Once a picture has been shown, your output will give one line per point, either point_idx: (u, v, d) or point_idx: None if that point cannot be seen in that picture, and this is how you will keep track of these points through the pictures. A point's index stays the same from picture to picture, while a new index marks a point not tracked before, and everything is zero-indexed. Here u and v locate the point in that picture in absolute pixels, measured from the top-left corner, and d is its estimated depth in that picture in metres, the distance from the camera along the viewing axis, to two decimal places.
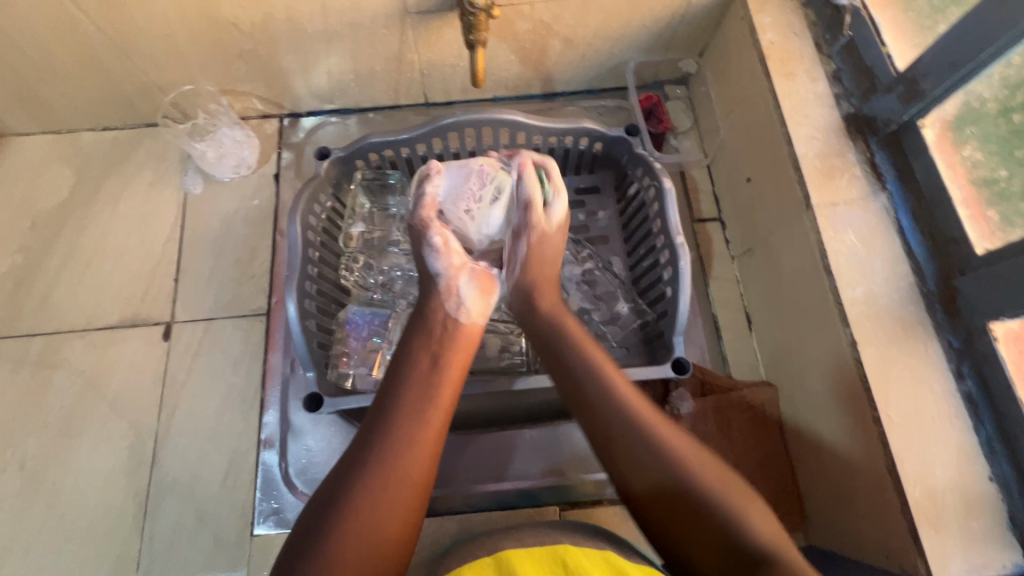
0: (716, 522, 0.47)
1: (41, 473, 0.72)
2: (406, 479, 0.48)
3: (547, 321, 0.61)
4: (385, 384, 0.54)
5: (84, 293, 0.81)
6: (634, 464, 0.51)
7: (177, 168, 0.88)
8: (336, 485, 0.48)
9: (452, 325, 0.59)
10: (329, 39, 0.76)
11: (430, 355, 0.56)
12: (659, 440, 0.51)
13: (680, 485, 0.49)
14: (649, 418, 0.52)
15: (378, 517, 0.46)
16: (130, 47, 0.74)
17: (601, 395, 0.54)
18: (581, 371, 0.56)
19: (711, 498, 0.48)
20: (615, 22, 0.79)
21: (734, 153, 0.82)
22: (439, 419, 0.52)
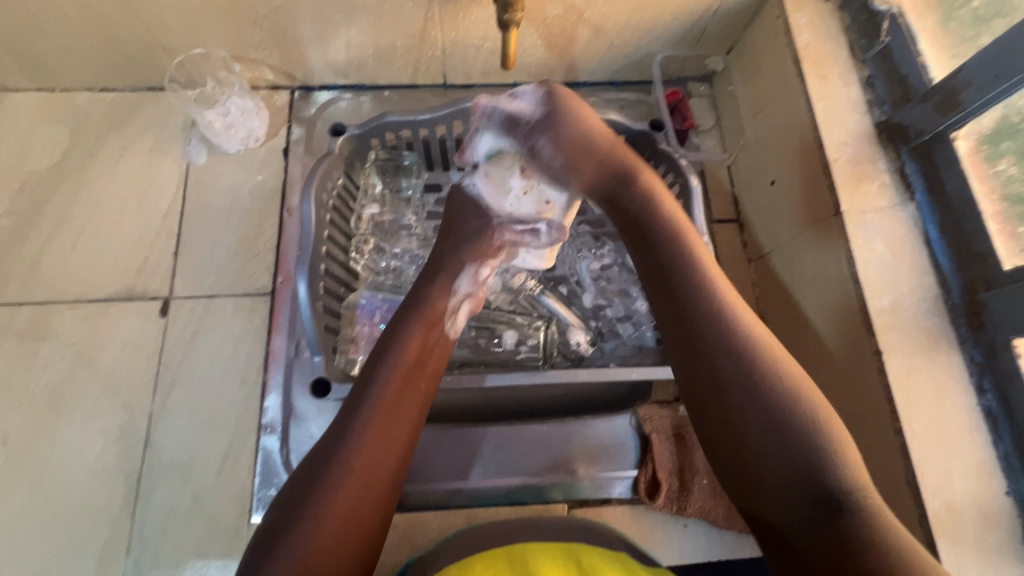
0: (779, 416, 0.44)
1: (26, 450, 0.68)
2: (361, 500, 0.48)
3: (644, 200, 0.57)
4: (352, 393, 0.53)
5: (75, 263, 0.77)
6: (708, 346, 0.47)
7: (180, 135, 0.84)
8: (311, 481, 0.48)
9: (438, 344, 0.59)
10: (351, 10, 0.73)
11: (405, 371, 0.54)
12: (767, 366, 0.46)
13: (751, 372, 0.46)
14: (740, 318, 0.48)
15: (347, 519, 0.47)
16: (139, 4, 0.70)
17: (679, 269, 0.51)
18: (682, 274, 0.51)
19: (778, 393, 0.45)
20: (648, 13, 0.77)
21: (758, 155, 0.80)
22: (412, 423, 0.53)
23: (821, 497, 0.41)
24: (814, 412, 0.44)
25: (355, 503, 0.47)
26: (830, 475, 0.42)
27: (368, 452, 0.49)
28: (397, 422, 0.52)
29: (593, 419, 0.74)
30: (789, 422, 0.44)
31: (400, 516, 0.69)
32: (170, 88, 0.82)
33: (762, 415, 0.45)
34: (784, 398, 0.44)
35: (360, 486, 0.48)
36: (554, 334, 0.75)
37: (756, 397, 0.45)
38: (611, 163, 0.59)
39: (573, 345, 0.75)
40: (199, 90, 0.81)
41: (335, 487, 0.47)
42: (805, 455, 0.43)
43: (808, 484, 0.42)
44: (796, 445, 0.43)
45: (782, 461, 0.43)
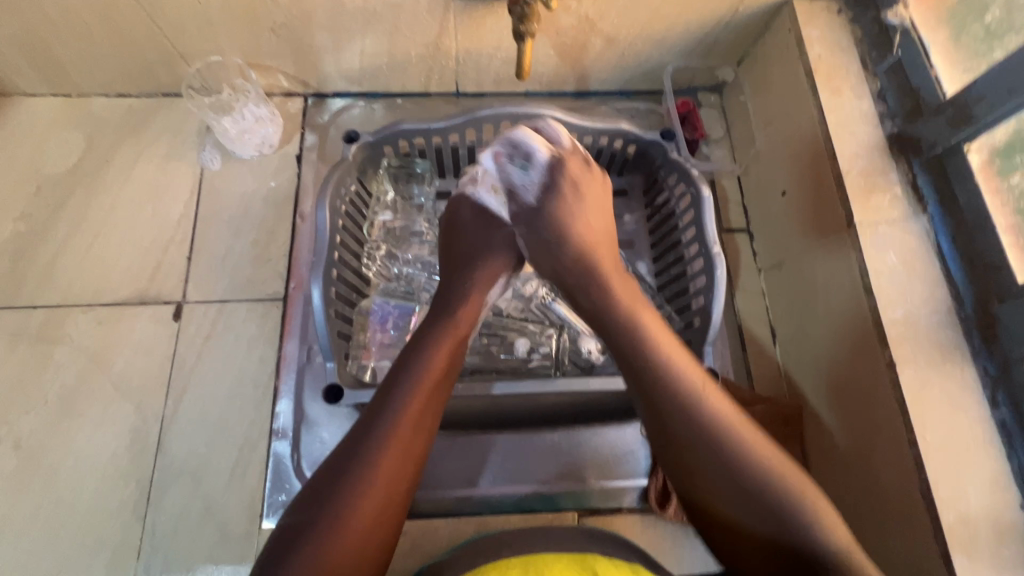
0: (751, 495, 0.48)
1: (38, 453, 0.68)
2: (381, 504, 0.48)
3: (599, 292, 0.59)
4: (378, 394, 0.53)
5: (89, 267, 0.77)
6: (679, 434, 0.51)
7: (194, 141, 0.84)
8: (335, 478, 0.48)
9: (461, 351, 0.60)
10: (367, 19, 0.74)
11: (430, 376, 0.55)
12: (727, 437, 0.50)
13: (724, 460, 0.49)
14: (703, 393, 0.52)
15: (366, 518, 0.47)
16: (158, 12, 0.70)
17: (649, 360, 0.53)
18: (629, 349, 0.55)
19: (752, 473, 0.48)
20: (660, 24, 0.78)
21: (769, 166, 0.81)
22: (429, 428, 0.54)
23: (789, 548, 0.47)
24: (776, 476, 0.48)
25: (377, 507, 0.48)
26: (808, 535, 0.47)
27: (391, 456, 0.50)
28: (420, 429, 0.53)
29: (603, 427, 0.74)
30: (760, 492, 0.48)
31: (410, 523, 0.69)
32: (186, 93, 0.83)
33: (739, 494, 0.49)
34: (744, 465, 0.49)
35: (381, 488, 0.48)
36: (565, 342, 0.76)
37: (729, 475, 0.49)
38: (564, 267, 0.62)
39: (584, 353, 0.75)
40: (214, 96, 0.82)
41: (359, 489, 0.48)
42: (773, 514, 0.47)
43: (779, 540, 0.47)
44: (770, 509, 0.47)
45: (764, 537, 0.48)
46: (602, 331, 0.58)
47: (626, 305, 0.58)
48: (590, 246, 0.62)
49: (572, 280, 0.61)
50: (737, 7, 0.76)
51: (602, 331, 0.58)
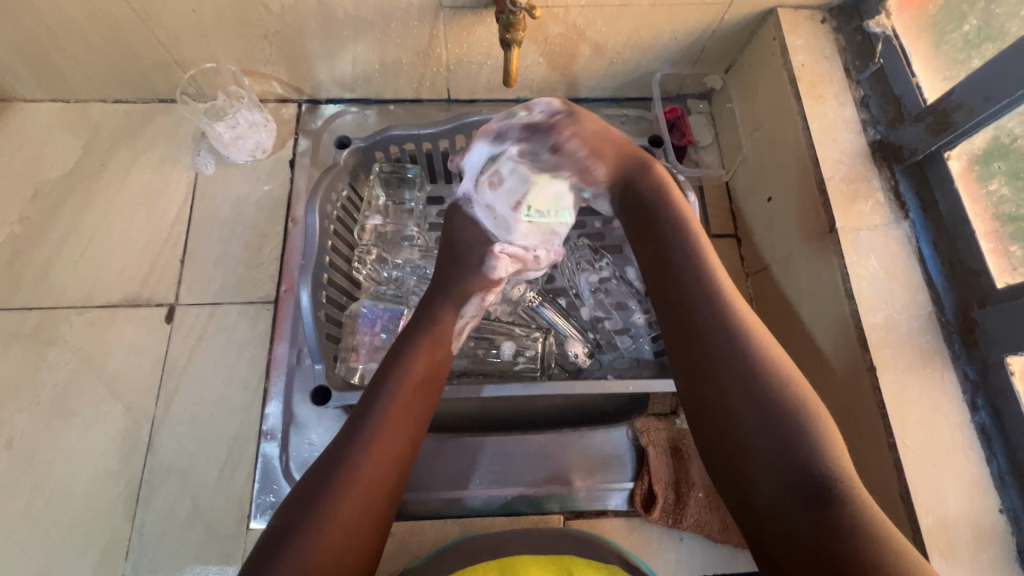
0: (786, 436, 0.46)
1: (29, 453, 0.69)
2: (367, 507, 0.49)
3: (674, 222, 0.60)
4: (361, 403, 0.54)
5: (84, 269, 0.78)
6: (723, 371, 0.50)
7: (190, 146, 0.86)
8: (318, 484, 0.49)
9: (444, 360, 0.61)
10: (359, 27, 0.75)
11: (412, 384, 0.56)
12: (783, 390, 0.48)
13: (763, 399, 0.47)
14: (771, 358, 0.49)
15: (349, 522, 0.47)
16: (154, 19, 0.72)
17: (697, 288, 0.54)
18: (698, 285, 0.55)
19: (795, 423, 0.46)
20: (647, 32, 0.79)
21: (756, 172, 0.82)
22: (413, 433, 0.54)
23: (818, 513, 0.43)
24: (811, 426, 0.46)
25: (360, 510, 0.48)
26: (840, 509, 0.43)
27: (373, 460, 0.50)
28: (404, 434, 0.53)
29: (591, 431, 0.74)
30: (800, 440, 0.46)
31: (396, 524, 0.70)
32: (178, 99, 0.84)
33: (767, 428, 0.47)
34: (788, 408, 0.47)
35: (362, 493, 0.49)
36: (553, 346, 0.76)
37: (765, 417, 0.47)
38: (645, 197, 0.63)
39: (571, 356, 0.76)
40: (209, 103, 0.84)
41: (344, 492, 0.48)
42: (806, 463, 0.45)
43: (801, 504, 0.44)
44: (790, 459, 0.45)
45: (786, 481, 0.45)
46: (657, 266, 0.58)
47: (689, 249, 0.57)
48: (662, 203, 0.62)
49: (650, 194, 0.63)
50: (723, 15, 0.77)
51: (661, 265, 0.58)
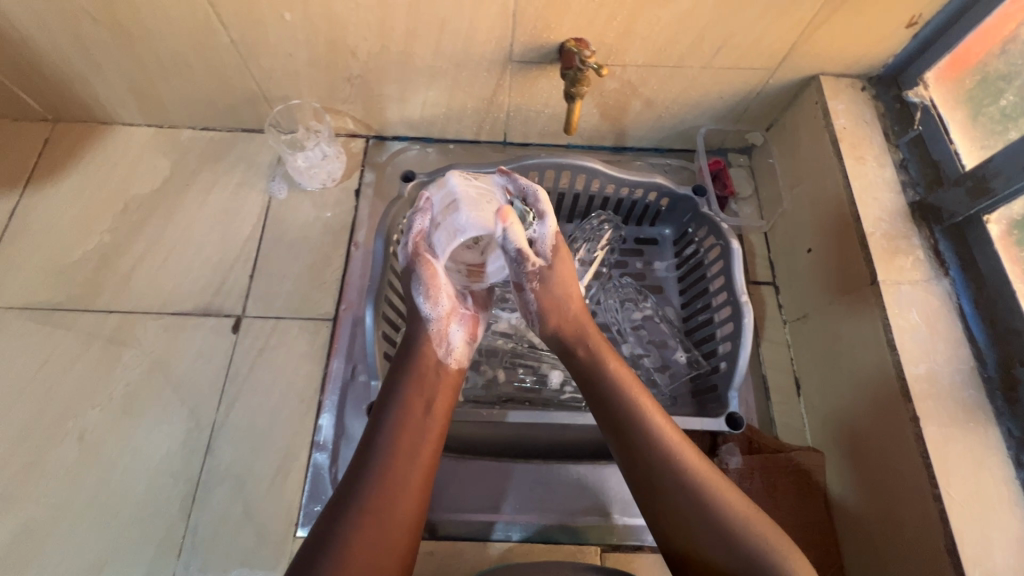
0: (731, 551, 0.54)
1: (98, 447, 0.73)
2: (382, 541, 0.54)
3: (607, 373, 0.65)
4: (369, 427, 0.62)
5: (162, 278, 0.84)
6: (676, 511, 0.56)
7: (265, 172, 0.93)
8: (332, 519, 0.55)
9: (443, 372, 0.66)
10: (433, 75, 0.83)
11: (411, 410, 0.62)
12: (714, 498, 0.56)
13: (713, 520, 0.55)
14: (694, 472, 0.57)
15: (372, 560, 0.53)
16: (253, 61, 0.80)
17: (641, 434, 0.60)
18: (636, 432, 0.60)
19: (726, 521, 0.55)
20: (696, 91, 0.86)
21: (795, 225, 0.86)
22: (421, 464, 0.60)
23: None
24: (758, 539, 0.54)
25: (378, 548, 0.54)
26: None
27: (378, 493, 0.56)
28: (406, 461, 0.59)
29: None
30: (742, 540, 0.54)
31: (439, 543, 0.72)
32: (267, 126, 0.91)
33: (723, 543, 0.54)
34: (736, 528, 0.54)
35: (377, 527, 0.55)
36: None
37: (719, 536, 0.54)
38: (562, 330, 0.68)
39: None
40: (291, 133, 0.92)
41: (354, 531, 0.54)
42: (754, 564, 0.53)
43: None
44: (750, 564, 0.53)
45: None
46: (602, 409, 0.63)
47: (621, 387, 0.63)
48: (586, 327, 0.68)
49: (568, 334, 0.68)
50: (768, 79, 0.83)
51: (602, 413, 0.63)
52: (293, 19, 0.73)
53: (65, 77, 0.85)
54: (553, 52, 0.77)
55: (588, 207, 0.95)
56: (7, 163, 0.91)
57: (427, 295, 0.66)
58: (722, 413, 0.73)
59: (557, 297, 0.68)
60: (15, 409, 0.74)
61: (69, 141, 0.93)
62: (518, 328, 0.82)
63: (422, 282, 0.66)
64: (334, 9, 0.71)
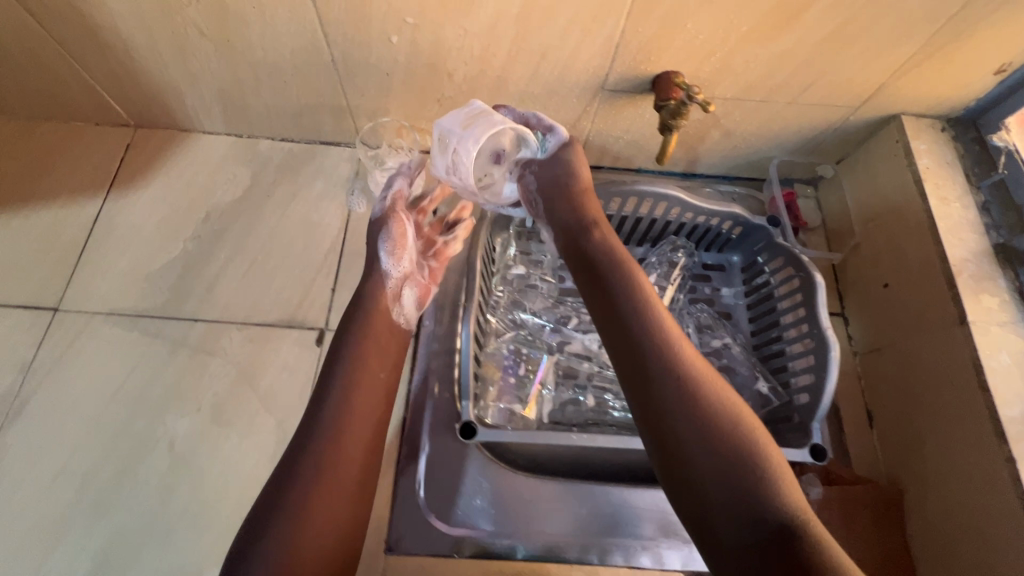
0: (720, 446, 0.52)
1: (189, 456, 0.74)
2: (343, 482, 0.64)
3: (619, 276, 0.68)
4: (309, 411, 0.68)
5: (246, 288, 0.85)
6: (664, 399, 0.56)
7: (344, 185, 0.94)
8: (294, 464, 0.63)
9: (393, 330, 0.79)
10: (523, 98, 0.84)
11: (363, 376, 0.72)
12: (705, 394, 0.56)
13: (702, 412, 0.54)
14: (692, 366, 0.58)
15: (331, 496, 0.62)
16: (349, 79, 0.81)
17: (643, 328, 0.61)
18: (638, 321, 0.62)
19: (712, 414, 0.54)
20: (777, 124, 0.87)
21: (870, 259, 0.87)
22: (368, 419, 0.69)
23: (752, 511, 0.49)
24: (739, 438, 0.53)
25: (335, 486, 0.63)
26: (767, 496, 0.49)
27: (340, 445, 0.65)
28: (361, 417, 0.69)
29: None
30: (726, 432, 0.53)
31: (524, 564, 0.73)
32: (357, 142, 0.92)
33: (702, 436, 0.53)
34: (720, 422, 0.54)
35: (339, 469, 0.64)
36: None
37: (703, 428, 0.53)
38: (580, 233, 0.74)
39: None
40: (376, 150, 0.91)
41: (317, 476, 0.63)
42: (742, 461, 0.51)
43: (747, 503, 0.49)
44: (732, 462, 0.51)
45: (725, 489, 0.50)
46: (608, 310, 0.65)
47: (629, 286, 0.66)
48: (608, 236, 0.74)
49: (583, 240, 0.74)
50: (850, 116, 0.85)
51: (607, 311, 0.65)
52: (399, 42, 0.74)
53: (157, 86, 0.86)
54: (647, 83, 0.79)
55: (661, 232, 0.95)
56: (90, 168, 0.92)
57: (391, 252, 0.81)
58: (806, 445, 0.75)
59: (567, 193, 0.78)
60: (106, 415, 0.75)
61: (150, 148, 0.94)
62: (593, 350, 0.86)
63: (391, 239, 0.81)
64: (442, 34, 0.72)
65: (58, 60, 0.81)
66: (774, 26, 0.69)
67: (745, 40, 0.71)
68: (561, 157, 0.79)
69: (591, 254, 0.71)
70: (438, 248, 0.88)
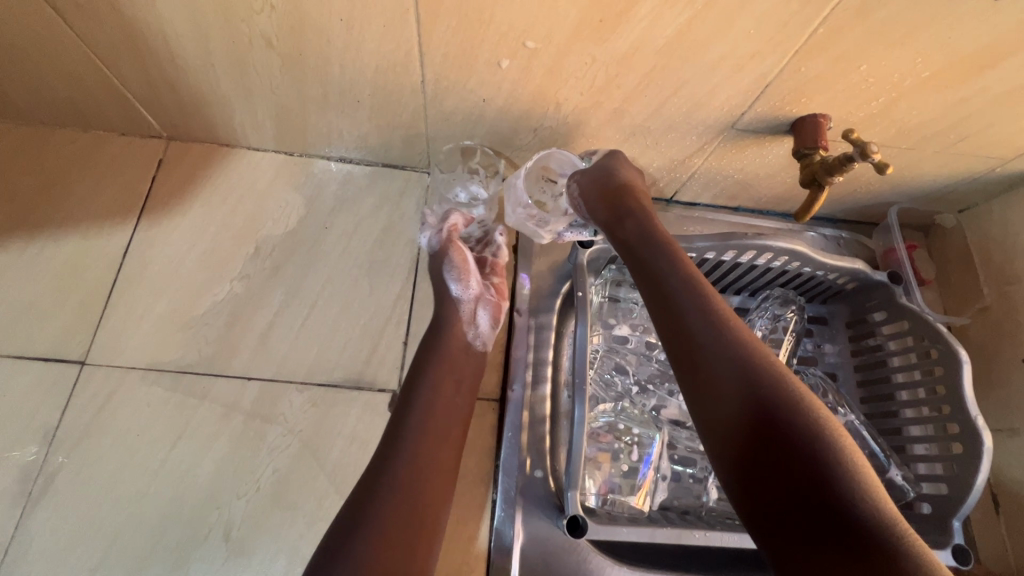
0: (786, 438, 0.46)
1: (249, 547, 0.63)
2: (425, 493, 0.56)
3: (668, 261, 0.62)
4: (390, 428, 0.61)
5: (304, 339, 0.74)
6: (714, 383, 0.51)
7: (412, 217, 0.82)
8: (376, 473, 0.56)
9: (471, 354, 0.71)
10: (634, 133, 0.73)
11: (445, 386, 0.65)
12: (764, 376, 0.49)
13: (758, 396, 0.48)
14: (748, 348, 0.52)
15: (413, 506, 0.54)
16: (436, 102, 0.69)
17: (696, 310, 0.56)
18: (683, 301, 0.58)
19: (772, 398, 0.48)
20: (911, 172, 0.77)
21: (1001, 326, 0.79)
22: (455, 435, 0.63)
23: (823, 506, 0.43)
24: (802, 423, 0.46)
25: (418, 494, 0.56)
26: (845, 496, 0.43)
27: (423, 451, 0.59)
28: (445, 425, 0.62)
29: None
30: (790, 417, 0.47)
31: None
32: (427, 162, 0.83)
33: (759, 422, 0.48)
34: (781, 407, 0.47)
35: (423, 477, 0.57)
36: None
37: (761, 415, 0.48)
38: (618, 212, 0.69)
39: None
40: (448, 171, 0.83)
41: (402, 483, 0.55)
42: (809, 456, 0.44)
43: (816, 497, 0.43)
44: (794, 452, 0.45)
45: (788, 482, 0.44)
46: (656, 293, 0.60)
47: (678, 269, 0.61)
48: (649, 215, 0.68)
49: (623, 219, 0.68)
50: (998, 167, 0.75)
51: (656, 295, 0.60)
52: (509, 67, 0.62)
53: (201, 98, 0.72)
54: (785, 125, 0.68)
55: (765, 282, 0.86)
56: (116, 188, 0.78)
57: (458, 276, 0.74)
58: (947, 545, 0.67)
59: (607, 173, 0.71)
60: (149, 496, 0.64)
61: (186, 166, 0.81)
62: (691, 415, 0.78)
63: (453, 266, 0.74)
64: (564, 61, 0.60)
65: (84, 64, 0.67)
66: (962, 73, 0.59)
67: (920, 86, 0.61)
68: (606, 163, 0.73)
69: (635, 238, 0.66)
70: (491, 262, 0.78)
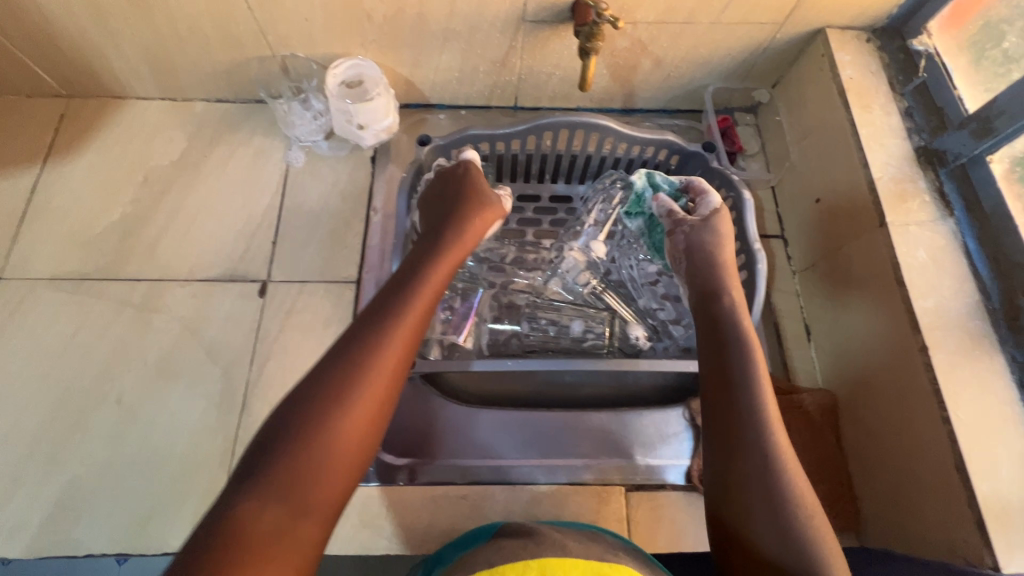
0: (770, 490, 0.56)
1: (138, 407, 0.76)
2: (350, 437, 0.53)
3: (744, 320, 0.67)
4: (331, 359, 0.56)
5: (187, 245, 0.86)
6: (733, 427, 0.60)
7: (281, 142, 0.94)
8: (303, 405, 0.52)
9: None
10: (447, 37, 0.84)
11: (399, 321, 0.59)
12: (773, 436, 0.58)
13: (763, 450, 0.58)
14: (768, 410, 0.60)
15: (343, 446, 0.52)
16: (270, 28, 0.81)
17: (740, 364, 0.63)
18: (737, 353, 0.64)
19: (773, 457, 0.57)
20: (704, 48, 0.87)
21: (801, 178, 0.89)
22: (396, 371, 0.57)
23: (781, 545, 0.54)
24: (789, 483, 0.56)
25: (347, 436, 0.52)
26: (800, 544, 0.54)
27: (367, 395, 0.54)
28: (390, 357, 0.57)
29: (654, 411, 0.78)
30: (779, 474, 0.56)
31: (470, 488, 0.75)
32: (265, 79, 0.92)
33: (760, 473, 0.57)
34: (775, 466, 0.57)
35: (348, 419, 0.53)
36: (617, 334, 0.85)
37: (762, 469, 0.57)
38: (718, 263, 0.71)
39: (632, 339, 0.84)
40: (293, 85, 0.92)
41: (334, 424, 0.52)
42: (779, 508, 0.55)
43: (781, 540, 0.54)
44: (773, 501, 0.55)
45: (764, 521, 0.55)
46: (710, 343, 0.66)
47: (742, 322, 0.66)
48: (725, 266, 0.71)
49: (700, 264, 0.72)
50: (776, 33, 0.85)
51: (709, 345, 0.66)
52: None
53: (81, 51, 0.85)
54: (566, 11, 0.79)
55: (597, 168, 0.94)
56: (23, 139, 0.92)
57: None
58: None
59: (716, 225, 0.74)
60: (54, 374, 0.77)
61: (84, 117, 0.94)
62: (535, 286, 0.88)
63: None
64: None
65: None
66: None
67: None
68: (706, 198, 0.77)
69: (698, 284, 0.71)
70: None
